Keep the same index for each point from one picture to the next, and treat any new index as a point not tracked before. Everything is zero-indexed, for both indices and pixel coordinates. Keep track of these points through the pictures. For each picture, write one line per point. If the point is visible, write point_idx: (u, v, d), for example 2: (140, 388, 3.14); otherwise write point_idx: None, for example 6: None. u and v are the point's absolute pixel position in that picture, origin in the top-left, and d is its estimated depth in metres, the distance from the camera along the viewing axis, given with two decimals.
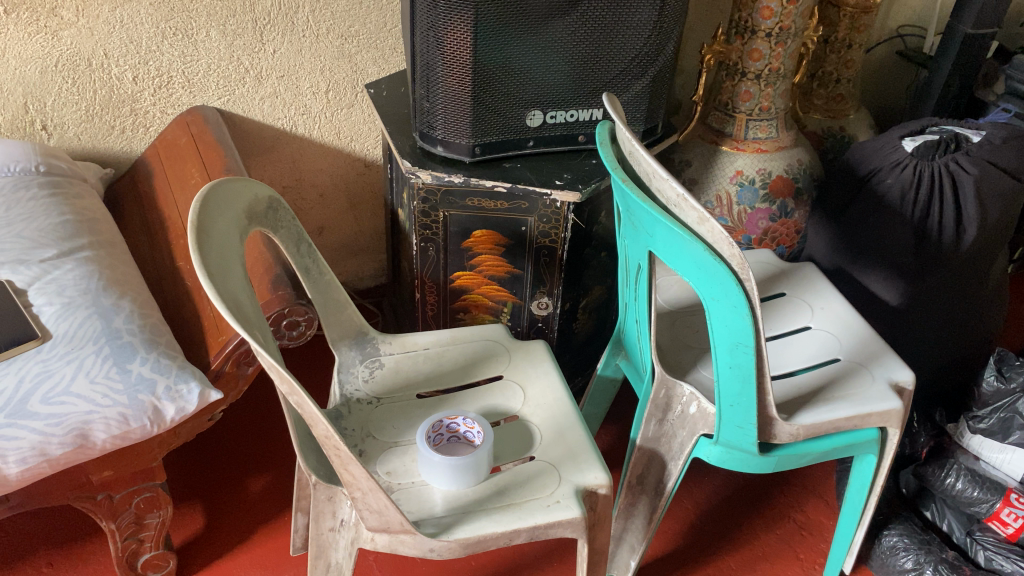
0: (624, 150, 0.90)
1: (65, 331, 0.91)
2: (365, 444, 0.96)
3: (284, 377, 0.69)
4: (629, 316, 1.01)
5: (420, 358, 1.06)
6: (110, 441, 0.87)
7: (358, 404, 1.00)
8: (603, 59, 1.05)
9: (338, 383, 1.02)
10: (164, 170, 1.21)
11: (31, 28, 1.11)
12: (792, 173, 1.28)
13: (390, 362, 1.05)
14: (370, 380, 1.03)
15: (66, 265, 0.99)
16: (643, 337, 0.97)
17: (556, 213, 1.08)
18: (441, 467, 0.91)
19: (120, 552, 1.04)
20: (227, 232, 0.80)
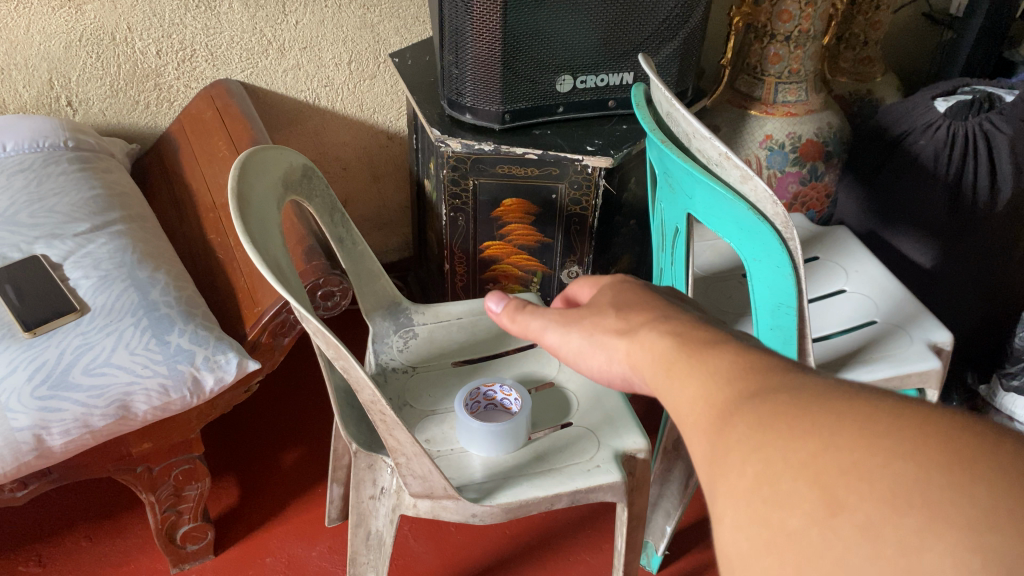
0: (661, 112, 0.88)
1: (103, 303, 0.91)
2: (403, 412, 0.96)
3: (332, 345, 0.69)
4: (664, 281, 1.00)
5: (454, 328, 1.06)
6: (151, 412, 0.87)
7: (394, 372, 1.00)
8: (633, 22, 1.03)
9: (373, 353, 1.02)
10: (190, 144, 1.20)
11: (54, 2, 1.10)
12: (823, 137, 1.27)
13: (425, 332, 1.05)
14: (405, 349, 1.03)
15: (100, 238, 0.99)
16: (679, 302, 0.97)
17: (587, 179, 1.08)
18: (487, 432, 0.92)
19: (159, 524, 1.05)
20: (266, 199, 0.79)
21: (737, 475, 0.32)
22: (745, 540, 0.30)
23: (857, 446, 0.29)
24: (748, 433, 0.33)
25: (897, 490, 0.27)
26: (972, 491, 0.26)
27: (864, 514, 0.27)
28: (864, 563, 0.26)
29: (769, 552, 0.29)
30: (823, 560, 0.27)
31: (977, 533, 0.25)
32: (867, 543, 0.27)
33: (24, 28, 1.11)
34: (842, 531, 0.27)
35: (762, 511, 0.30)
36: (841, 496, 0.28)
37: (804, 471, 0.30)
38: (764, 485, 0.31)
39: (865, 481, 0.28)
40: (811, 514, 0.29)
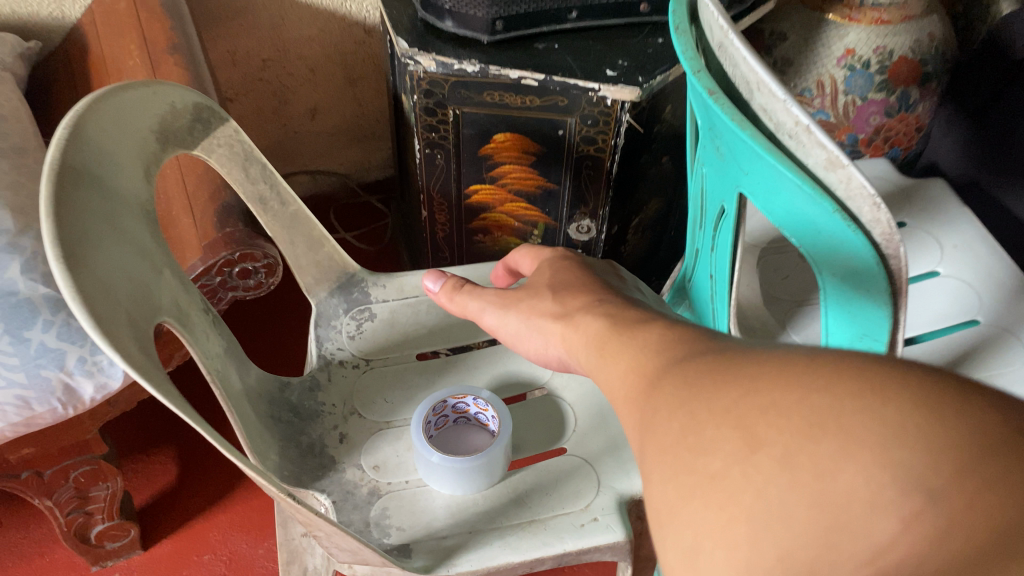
0: (711, 41, 0.60)
1: None
2: (347, 425, 0.75)
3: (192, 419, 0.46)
4: (700, 263, 0.75)
5: (422, 309, 0.81)
6: (12, 429, 0.68)
7: (341, 368, 0.78)
8: None
9: (315, 340, 0.79)
10: (100, 44, 0.94)
11: None
12: (921, 52, 0.96)
13: (384, 312, 0.81)
14: (356, 336, 0.79)
15: None
16: (720, 297, 0.72)
17: (606, 112, 0.80)
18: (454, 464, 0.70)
19: (64, 528, 0.86)
20: (118, 173, 0.54)
21: (674, 434, 0.31)
22: (678, 490, 0.29)
23: (765, 381, 0.29)
24: (685, 396, 0.32)
25: (808, 417, 0.26)
26: (886, 406, 0.25)
27: (782, 443, 0.26)
28: (786, 496, 0.25)
29: (698, 500, 0.28)
30: (745, 498, 0.26)
31: (888, 449, 0.24)
32: (786, 476, 0.26)
33: None
34: (763, 465, 0.26)
35: (683, 458, 0.29)
36: (761, 433, 0.27)
37: (728, 417, 0.29)
38: (689, 436, 0.30)
39: (787, 415, 0.27)
40: (733, 454, 0.27)
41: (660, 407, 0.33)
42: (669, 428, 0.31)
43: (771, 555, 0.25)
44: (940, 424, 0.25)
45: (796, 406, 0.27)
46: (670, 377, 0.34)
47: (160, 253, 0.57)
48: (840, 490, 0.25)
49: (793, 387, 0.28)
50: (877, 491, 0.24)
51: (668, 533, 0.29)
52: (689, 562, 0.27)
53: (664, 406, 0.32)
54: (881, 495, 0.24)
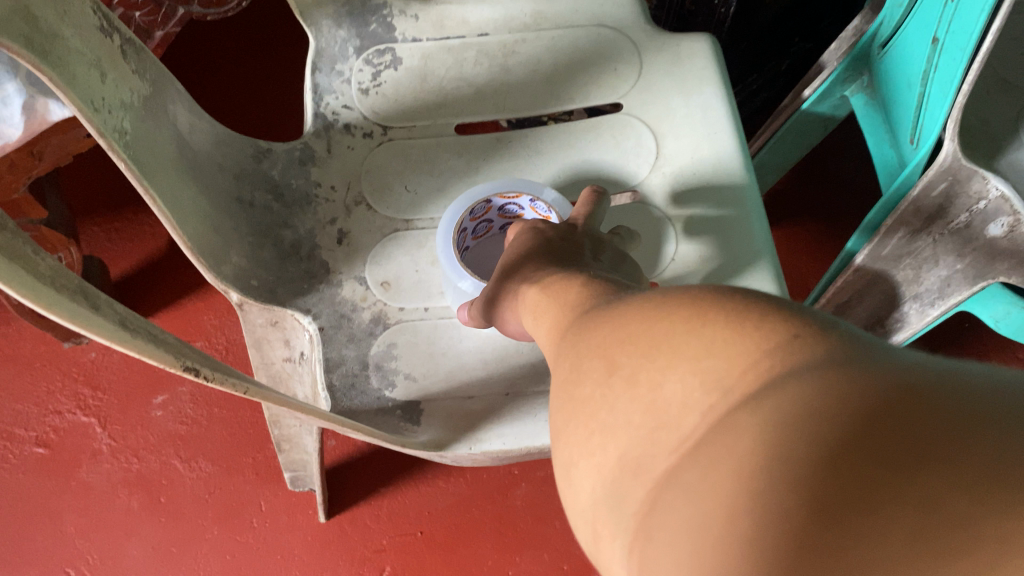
0: None
1: None
2: (349, 220, 0.53)
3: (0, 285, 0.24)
4: (913, 30, 0.48)
5: (469, 57, 0.55)
6: None
7: (345, 136, 0.54)
8: None
9: (311, 90, 0.55)
10: None
11: None
12: None
13: (411, 58, 0.55)
14: (370, 91, 0.55)
15: None
16: (935, 98, 0.46)
17: None
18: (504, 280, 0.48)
19: (14, 302, 0.70)
20: None
21: (562, 364, 0.23)
22: (558, 418, 0.22)
23: (645, 304, 0.21)
24: (583, 321, 0.24)
25: (643, 331, 0.19)
26: (722, 312, 0.18)
27: (628, 356, 0.19)
28: (622, 407, 0.18)
29: (570, 427, 0.21)
30: (596, 411, 0.19)
31: (712, 357, 0.17)
32: (623, 388, 0.19)
33: None
34: (611, 386, 0.19)
35: (568, 392, 0.21)
36: (617, 351, 0.20)
37: (602, 344, 0.21)
38: (572, 369, 0.22)
39: (636, 330, 0.19)
40: (598, 376, 0.20)
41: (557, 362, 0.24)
42: (561, 357, 0.23)
43: (610, 459, 0.18)
44: (760, 319, 0.17)
45: (645, 326, 0.19)
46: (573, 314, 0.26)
47: None
48: (668, 401, 0.17)
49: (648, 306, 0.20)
50: (694, 394, 0.17)
51: (563, 464, 0.21)
52: (569, 482, 0.21)
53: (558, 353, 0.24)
54: (699, 401, 0.17)
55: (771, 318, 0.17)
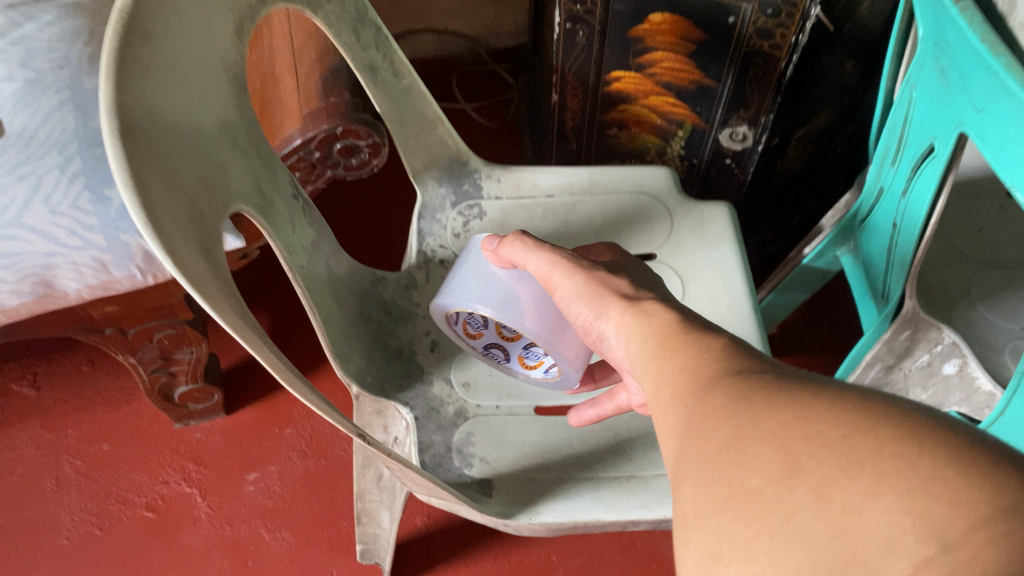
0: None
1: (22, 128, 0.61)
2: (440, 332, 0.68)
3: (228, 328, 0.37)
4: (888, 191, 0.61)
5: (539, 213, 0.71)
6: (88, 291, 0.63)
7: (440, 270, 0.70)
8: None
9: (416, 234, 0.71)
10: None
11: None
12: None
13: (495, 213, 0.71)
14: (462, 235, 0.71)
15: (46, 15, 0.67)
16: (915, 203, 0.56)
17: (791, 2, 0.66)
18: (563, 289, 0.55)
19: (148, 386, 0.85)
20: (201, 28, 0.45)
21: (709, 430, 0.26)
22: (702, 498, 0.24)
23: (817, 409, 0.24)
24: (729, 389, 0.27)
25: (838, 444, 0.22)
26: (935, 452, 0.21)
27: (825, 467, 0.22)
28: (809, 522, 0.21)
29: (721, 510, 0.23)
30: (774, 516, 0.22)
31: (917, 496, 0.20)
32: (815, 501, 0.22)
33: None
34: (795, 493, 0.22)
35: (724, 472, 0.24)
36: (805, 461, 0.23)
37: (774, 436, 0.24)
38: (731, 447, 0.25)
39: (828, 445, 0.23)
40: (773, 473, 0.23)
41: (682, 429, 0.27)
42: (704, 423, 0.26)
43: (784, 571, 0.21)
44: (983, 473, 0.20)
45: (848, 442, 0.22)
46: (702, 373, 0.29)
47: (247, 127, 0.49)
48: (869, 531, 0.20)
49: (836, 415, 0.23)
50: (903, 534, 0.20)
51: (691, 541, 0.24)
52: (704, 572, 0.23)
53: (692, 411, 0.28)
54: (908, 544, 0.20)
55: (993, 474, 0.20)
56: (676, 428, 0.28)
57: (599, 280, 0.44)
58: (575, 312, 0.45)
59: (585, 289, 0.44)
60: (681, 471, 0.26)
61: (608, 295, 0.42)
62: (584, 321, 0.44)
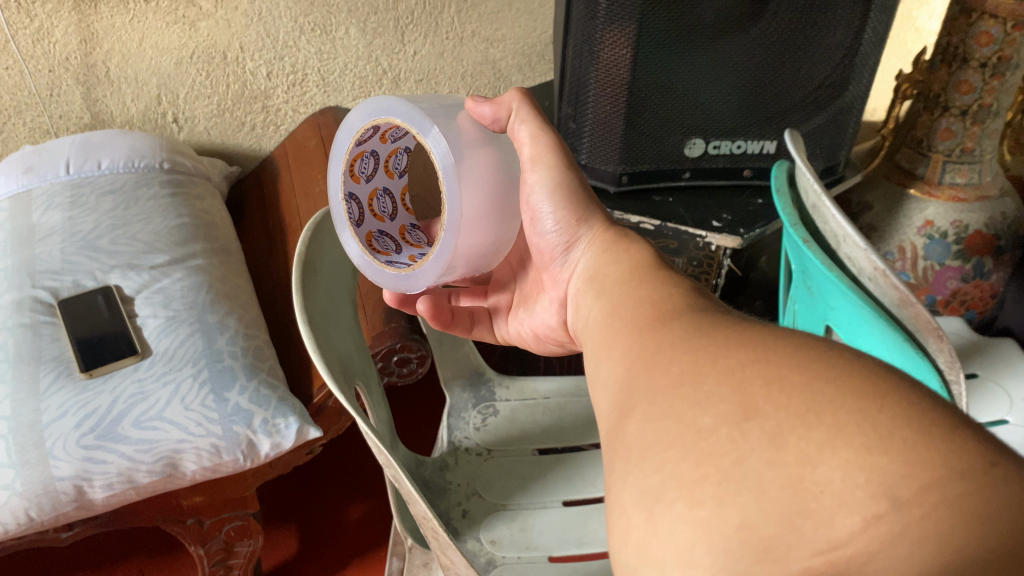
0: (807, 202, 0.74)
1: (165, 348, 0.85)
2: (470, 503, 0.85)
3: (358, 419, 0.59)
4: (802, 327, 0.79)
5: (540, 410, 0.95)
6: (201, 473, 0.81)
7: (467, 454, 0.90)
8: (780, 88, 0.90)
9: (446, 427, 0.93)
10: (291, 172, 1.14)
11: (169, 17, 1.05)
12: (994, 229, 1.08)
13: (505, 410, 0.94)
14: (482, 428, 0.92)
15: (176, 273, 0.92)
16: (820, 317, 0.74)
17: (709, 257, 0.96)
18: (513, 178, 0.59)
19: None
20: (336, 268, 0.71)
21: (663, 363, 0.30)
22: (651, 432, 0.28)
23: (777, 354, 0.27)
24: (685, 330, 0.32)
25: (790, 388, 0.25)
26: (896, 409, 0.24)
27: (777, 422, 0.24)
28: (761, 470, 0.24)
29: (669, 448, 0.26)
30: (724, 459, 0.25)
31: (873, 453, 0.23)
32: (770, 450, 0.24)
33: (136, 42, 1.06)
34: (752, 435, 0.25)
35: (676, 406, 0.28)
36: (760, 405, 0.25)
37: (731, 377, 0.27)
38: (685, 385, 0.28)
39: (787, 392, 0.25)
40: (726, 416, 0.26)
41: (638, 360, 0.32)
42: (659, 356, 0.31)
43: (732, 523, 0.24)
44: (944, 439, 0.23)
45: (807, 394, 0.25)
46: (667, 312, 0.35)
47: (358, 333, 0.74)
48: (818, 481, 0.23)
49: (802, 365, 0.26)
50: (860, 491, 0.22)
51: (630, 476, 0.27)
52: (646, 507, 0.26)
53: (651, 344, 0.33)
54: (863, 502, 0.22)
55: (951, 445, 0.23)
56: (636, 350, 0.33)
57: (574, 185, 0.54)
58: (546, 210, 0.55)
59: (566, 190, 0.54)
60: (636, 400, 0.30)
61: (588, 209, 0.54)
62: (555, 227, 0.55)
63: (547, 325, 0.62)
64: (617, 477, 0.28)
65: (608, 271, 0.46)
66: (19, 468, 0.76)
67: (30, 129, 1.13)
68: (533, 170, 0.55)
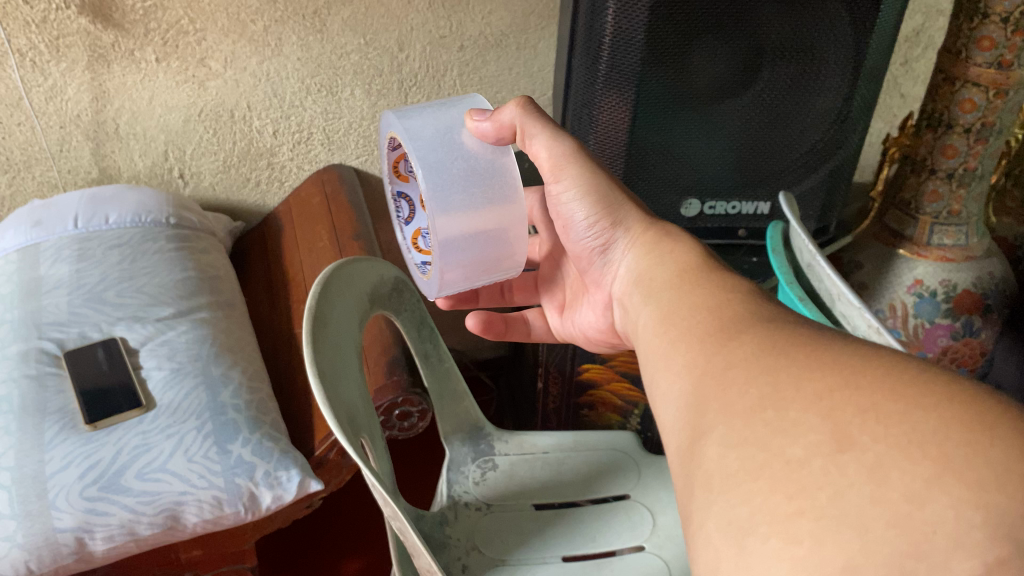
0: (802, 261, 0.77)
1: (170, 401, 0.86)
2: (469, 557, 0.84)
3: (361, 467, 0.60)
4: None
5: (538, 464, 0.95)
6: (202, 525, 0.81)
7: (466, 508, 0.90)
8: (772, 150, 0.93)
9: (445, 481, 0.93)
10: (294, 227, 1.17)
11: (179, 77, 1.07)
12: (982, 288, 1.11)
13: (504, 464, 0.95)
14: (481, 482, 0.93)
15: (180, 326, 0.94)
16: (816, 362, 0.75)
17: None
18: (516, 185, 0.64)
19: None
20: (345, 320, 0.73)
21: (737, 385, 0.32)
22: (733, 463, 0.29)
23: (867, 379, 0.29)
24: (758, 348, 0.34)
25: (886, 417, 0.27)
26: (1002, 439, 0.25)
27: (874, 454, 0.26)
28: (865, 506, 0.25)
29: (756, 479, 0.28)
30: (820, 493, 0.26)
31: (986, 490, 0.24)
32: (870, 484, 0.25)
33: (147, 100, 1.08)
34: (847, 469, 0.26)
35: (758, 436, 0.29)
36: (853, 434, 0.27)
37: (819, 405, 0.29)
38: (768, 410, 0.30)
39: (884, 422, 0.27)
40: (819, 447, 0.27)
41: (708, 380, 0.34)
42: (733, 377, 0.33)
43: (836, 562, 0.25)
44: None
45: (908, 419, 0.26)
46: (736, 325, 0.37)
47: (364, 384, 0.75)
48: (928, 518, 0.24)
49: (894, 393, 0.28)
50: (976, 529, 0.23)
51: (714, 503, 0.29)
52: (734, 541, 0.28)
53: (722, 362, 0.35)
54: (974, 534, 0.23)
55: None
56: (708, 366, 0.36)
57: (604, 185, 0.59)
58: (583, 209, 0.60)
59: (600, 190, 0.59)
60: (712, 424, 0.32)
61: (626, 206, 0.58)
62: (594, 228, 0.60)
63: (593, 326, 0.69)
64: (699, 508, 0.30)
65: (657, 275, 0.49)
66: (20, 519, 0.76)
67: (38, 183, 1.14)
68: (556, 182, 0.61)
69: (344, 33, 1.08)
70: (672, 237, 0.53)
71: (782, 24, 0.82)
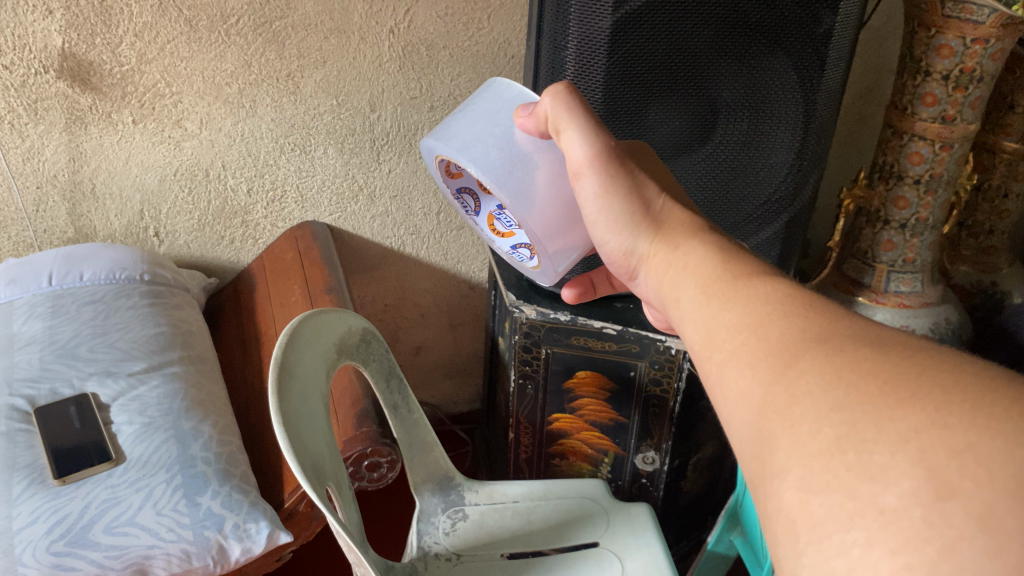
0: None
1: (139, 455, 0.86)
2: None
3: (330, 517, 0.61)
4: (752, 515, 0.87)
5: (508, 513, 0.96)
6: None
7: (436, 559, 0.90)
8: (732, 201, 0.97)
9: (417, 533, 0.93)
10: (267, 283, 1.19)
11: (155, 138, 1.10)
12: (939, 334, 1.14)
13: (475, 514, 0.95)
14: (451, 533, 0.93)
15: (152, 380, 0.95)
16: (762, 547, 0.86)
17: (670, 360, 1.01)
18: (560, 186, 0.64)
19: None
20: (314, 367, 0.75)
21: (808, 422, 0.32)
22: (819, 509, 0.30)
23: (954, 411, 0.28)
24: (822, 381, 0.33)
25: (986, 457, 0.26)
26: None
27: (981, 502, 0.26)
28: (982, 559, 0.25)
29: (851, 529, 0.28)
30: (929, 547, 0.26)
31: None
32: (984, 535, 0.25)
33: (123, 160, 1.11)
34: (952, 519, 0.26)
35: (844, 480, 0.29)
36: (953, 481, 0.27)
37: (908, 446, 0.28)
38: (848, 451, 0.30)
39: (987, 465, 0.26)
40: (916, 495, 0.27)
41: (773, 414, 0.34)
42: (802, 414, 0.33)
43: None
44: None
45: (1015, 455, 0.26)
46: (790, 348, 0.36)
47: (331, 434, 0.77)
48: None
49: (994, 428, 0.27)
50: None
51: (807, 555, 0.30)
52: None
53: (785, 395, 0.34)
54: None
55: None
56: (770, 396, 0.35)
57: (623, 204, 0.58)
58: (604, 230, 0.60)
59: (618, 214, 0.58)
60: (789, 461, 0.32)
61: (639, 226, 0.57)
62: (619, 252, 0.59)
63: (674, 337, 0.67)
64: (793, 560, 0.31)
65: (680, 290, 0.50)
66: None
67: (13, 242, 1.16)
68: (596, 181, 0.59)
69: (317, 94, 1.11)
70: (680, 254, 0.52)
71: (733, 82, 0.86)
